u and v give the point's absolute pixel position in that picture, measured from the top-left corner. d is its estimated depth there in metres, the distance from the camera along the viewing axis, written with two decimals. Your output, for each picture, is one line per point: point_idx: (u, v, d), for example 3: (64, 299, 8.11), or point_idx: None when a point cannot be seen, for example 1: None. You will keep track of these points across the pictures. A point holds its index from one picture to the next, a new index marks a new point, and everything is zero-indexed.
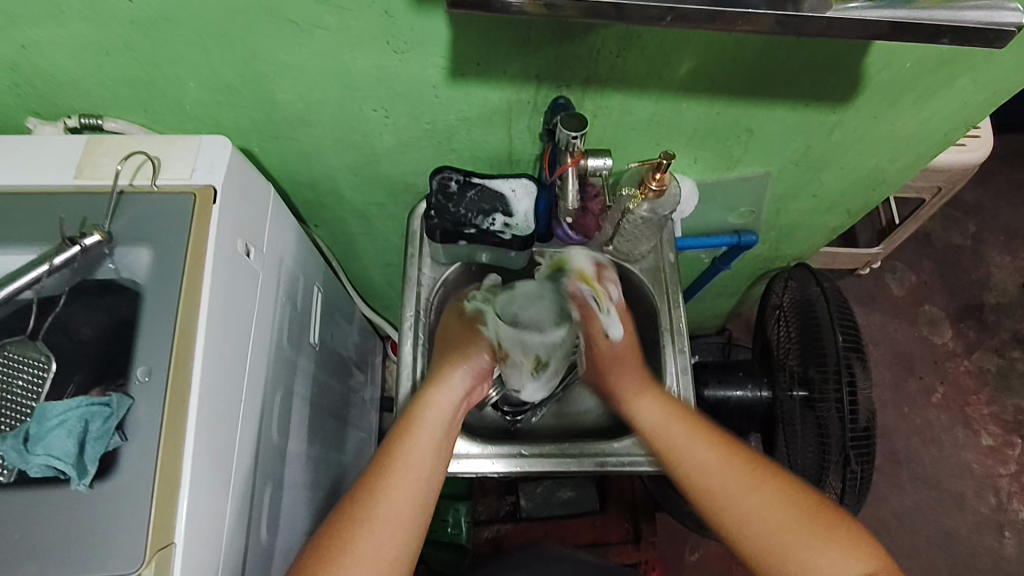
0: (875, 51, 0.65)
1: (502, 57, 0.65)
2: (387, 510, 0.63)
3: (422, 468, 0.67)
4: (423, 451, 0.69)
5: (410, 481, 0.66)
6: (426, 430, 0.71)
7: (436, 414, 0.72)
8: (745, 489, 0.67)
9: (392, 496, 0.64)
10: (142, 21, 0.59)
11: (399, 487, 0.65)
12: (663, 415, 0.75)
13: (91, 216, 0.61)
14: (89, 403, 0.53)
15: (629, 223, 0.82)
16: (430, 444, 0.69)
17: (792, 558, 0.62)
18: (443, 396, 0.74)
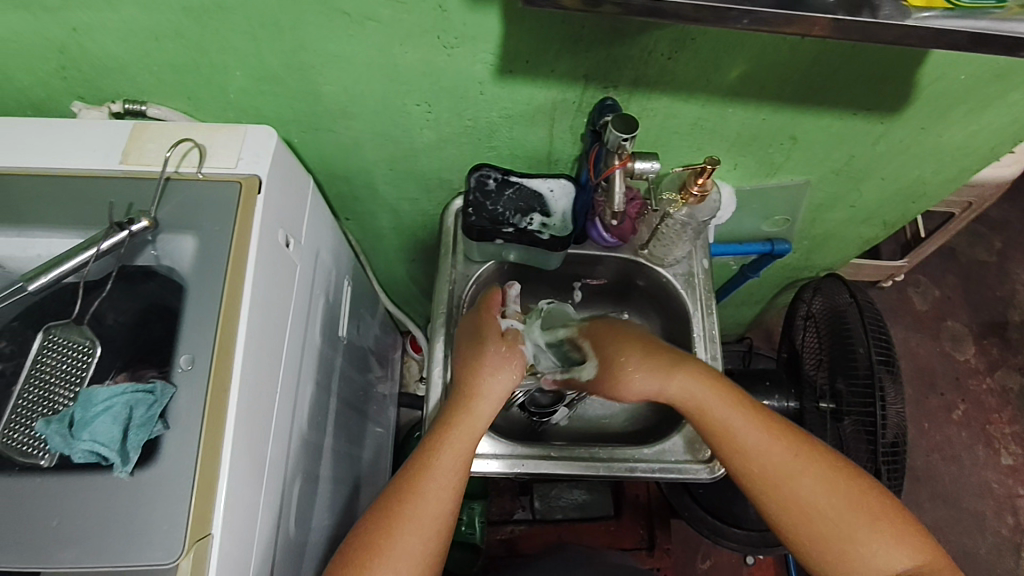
0: (932, 60, 0.64)
1: (552, 55, 0.64)
2: (429, 510, 0.63)
3: (461, 466, 0.67)
4: (463, 451, 0.68)
5: (454, 478, 0.66)
6: (459, 438, 0.68)
7: (480, 414, 0.70)
8: (800, 476, 0.65)
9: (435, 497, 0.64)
10: (194, 8, 0.59)
11: (441, 485, 0.65)
12: (698, 392, 0.69)
13: (137, 202, 0.62)
14: (134, 390, 0.54)
15: (667, 227, 0.82)
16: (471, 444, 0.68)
17: (841, 551, 0.62)
18: (486, 394, 0.71)
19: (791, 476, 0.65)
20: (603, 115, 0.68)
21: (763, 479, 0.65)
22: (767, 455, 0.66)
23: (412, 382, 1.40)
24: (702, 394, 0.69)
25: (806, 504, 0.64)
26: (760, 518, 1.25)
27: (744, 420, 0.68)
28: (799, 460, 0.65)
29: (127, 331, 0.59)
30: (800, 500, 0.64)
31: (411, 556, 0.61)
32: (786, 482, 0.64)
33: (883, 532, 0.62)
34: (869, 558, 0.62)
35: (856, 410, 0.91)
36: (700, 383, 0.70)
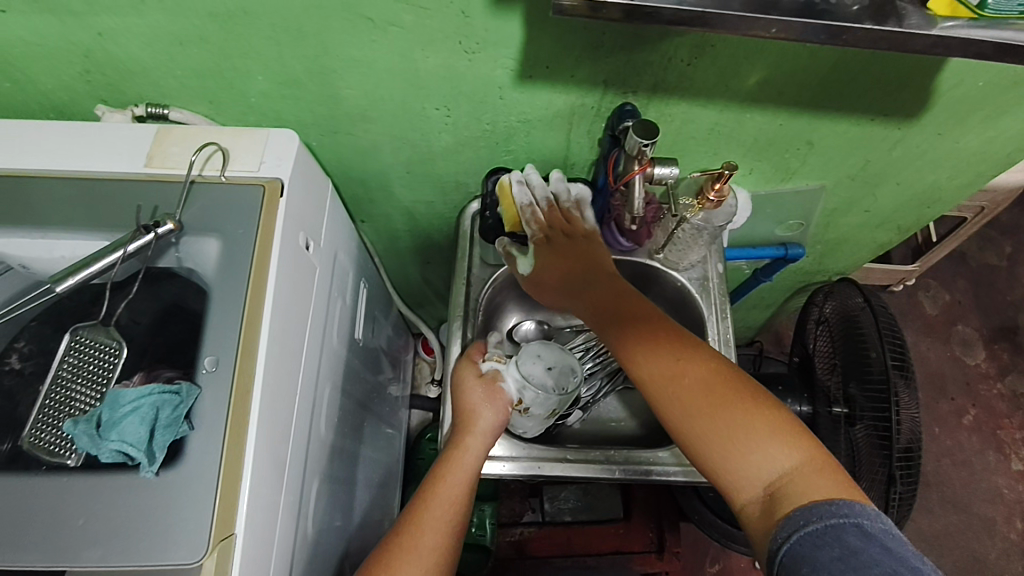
0: (950, 67, 0.65)
1: (572, 61, 0.65)
2: (423, 557, 0.62)
3: (454, 510, 0.67)
4: (456, 492, 0.68)
5: (443, 524, 0.65)
6: (454, 475, 0.69)
7: (473, 452, 0.71)
8: (680, 375, 0.65)
9: (427, 545, 0.63)
10: (220, 14, 0.60)
11: (432, 532, 0.64)
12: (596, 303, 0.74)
13: (162, 205, 0.62)
14: (161, 390, 0.54)
15: (683, 232, 0.83)
16: (462, 487, 0.69)
17: (712, 438, 0.61)
18: (477, 433, 0.73)
19: (682, 370, 0.66)
20: (623, 119, 0.69)
21: (651, 375, 0.67)
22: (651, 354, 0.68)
23: (423, 384, 1.40)
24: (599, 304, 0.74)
25: (687, 400, 0.64)
26: None
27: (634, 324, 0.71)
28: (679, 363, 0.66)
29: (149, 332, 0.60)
30: (684, 393, 0.64)
31: None
32: (667, 377, 0.66)
33: (757, 430, 0.60)
34: (747, 456, 0.59)
35: (870, 415, 0.91)
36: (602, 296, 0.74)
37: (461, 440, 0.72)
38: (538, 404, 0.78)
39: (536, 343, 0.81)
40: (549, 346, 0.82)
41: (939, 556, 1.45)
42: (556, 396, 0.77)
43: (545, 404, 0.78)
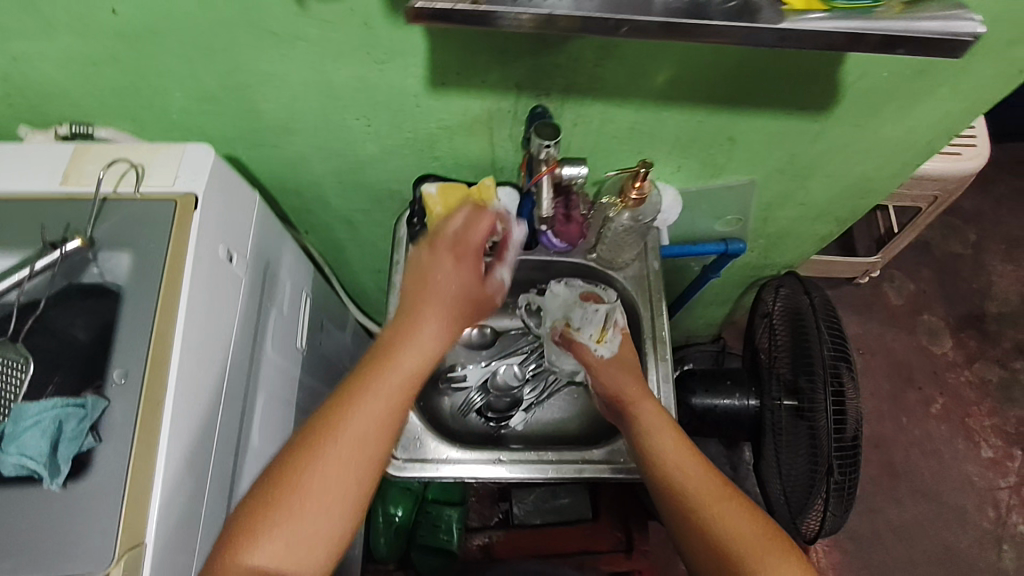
0: (851, 62, 0.65)
1: (480, 68, 0.65)
2: (330, 456, 0.60)
3: (362, 441, 0.62)
4: (378, 387, 0.63)
5: (356, 423, 0.62)
6: (373, 396, 0.63)
7: (412, 342, 0.66)
8: (720, 510, 0.66)
9: (336, 443, 0.60)
10: (127, 33, 0.61)
11: (344, 431, 0.61)
12: (656, 420, 0.74)
13: (74, 220, 0.63)
14: (65, 404, 0.54)
15: (612, 229, 0.84)
16: (385, 379, 0.64)
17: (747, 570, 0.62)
18: (406, 349, 0.65)
19: (720, 507, 0.66)
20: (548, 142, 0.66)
21: (689, 502, 0.67)
22: (695, 482, 0.69)
23: None
24: (660, 424, 0.74)
25: (728, 531, 0.64)
26: None
27: (685, 450, 0.72)
28: (724, 490, 0.68)
29: (52, 343, 0.59)
30: (722, 527, 0.65)
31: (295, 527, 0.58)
32: (711, 502, 0.67)
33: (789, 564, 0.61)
34: None
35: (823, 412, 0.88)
36: (662, 418, 0.74)
37: (405, 325, 0.67)
38: (587, 323, 0.84)
39: (579, 281, 0.89)
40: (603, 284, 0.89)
41: (911, 548, 1.45)
42: (598, 315, 0.83)
43: (593, 322, 0.84)
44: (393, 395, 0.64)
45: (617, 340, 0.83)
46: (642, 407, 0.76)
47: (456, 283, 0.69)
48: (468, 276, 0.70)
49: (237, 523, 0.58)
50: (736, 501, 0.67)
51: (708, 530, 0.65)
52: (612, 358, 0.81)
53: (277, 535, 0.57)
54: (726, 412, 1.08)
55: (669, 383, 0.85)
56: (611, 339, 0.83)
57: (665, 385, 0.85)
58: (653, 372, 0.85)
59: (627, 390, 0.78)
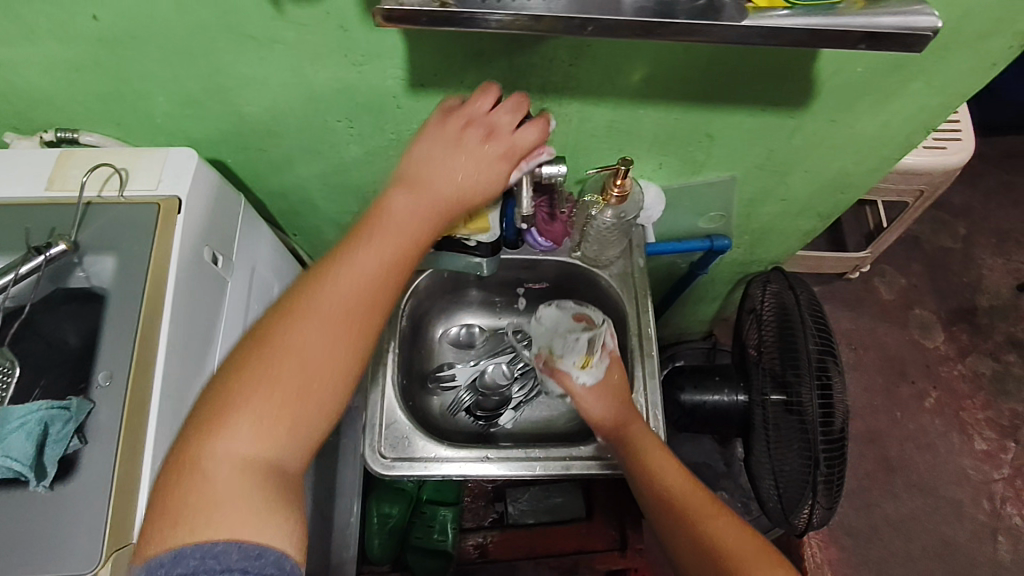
0: (824, 58, 0.66)
1: (458, 69, 0.66)
2: (303, 334, 0.56)
3: (351, 304, 0.58)
4: (354, 264, 0.59)
5: (332, 300, 0.57)
6: (367, 254, 0.60)
7: (392, 213, 0.62)
8: (711, 523, 0.67)
9: (310, 322, 0.56)
10: (108, 39, 0.62)
11: (319, 309, 0.57)
12: (643, 440, 0.75)
13: (58, 225, 0.64)
14: (48, 406, 0.55)
15: (595, 227, 0.85)
16: (366, 255, 0.59)
17: None
18: (403, 210, 0.62)
19: (711, 522, 0.67)
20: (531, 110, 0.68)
21: (682, 520, 0.68)
22: (684, 495, 0.70)
23: None
24: (646, 444, 0.74)
25: (721, 545, 0.65)
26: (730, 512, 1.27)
27: (672, 468, 0.72)
28: (711, 506, 0.69)
29: (37, 346, 0.60)
30: (714, 542, 0.65)
31: (277, 387, 0.54)
32: (701, 519, 0.67)
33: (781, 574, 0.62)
34: None
35: (810, 403, 0.89)
36: (649, 438, 0.75)
37: (384, 200, 0.63)
38: (570, 350, 0.83)
39: (570, 302, 0.91)
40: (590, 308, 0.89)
41: (906, 541, 1.45)
42: (581, 342, 0.82)
43: (575, 348, 0.83)
44: (376, 271, 0.59)
45: (604, 365, 0.81)
46: (632, 427, 0.76)
47: (457, 168, 0.63)
48: (479, 162, 0.63)
49: (203, 411, 0.54)
50: (724, 517, 0.68)
51: (702, 547, 0.65)
52: (596, 385, 0.80)
53: (254, 400, 0.53)
54: (715, 407, 1.09)
55: (656, 379, 0.86)
56: (597, 364, 0.81)
57: (650, 381, 0.85)
58: (640, 368, 0.86)
59: (616, 411, 0.77)
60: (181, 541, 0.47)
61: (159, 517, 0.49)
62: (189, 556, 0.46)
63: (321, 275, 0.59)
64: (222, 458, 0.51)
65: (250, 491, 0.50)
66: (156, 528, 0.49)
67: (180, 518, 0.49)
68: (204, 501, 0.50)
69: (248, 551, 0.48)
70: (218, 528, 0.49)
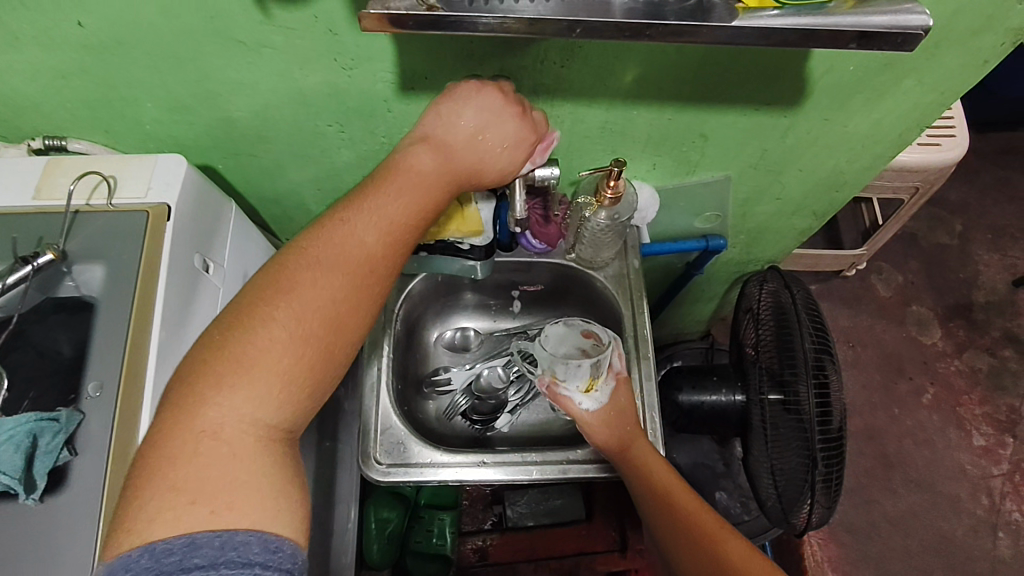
0: (816, 56, 0.66)
1: (448, 71, 0.66)
2: (317, 292, 0.55)
3: (362, 261, 0.58)
4: (368, 222, 0.59)
5: (346, 259, 0.57)
6: (382, 208, 0.59)
7: (412, 171, 0.61)
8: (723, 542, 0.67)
9: (324, 280, 0.56)
10: (94, 45, 0.61)
11: (333, 268, 0.56)
12: (650, 462, 0.74)
13: (46, 234, 0.64)
14: (38, 418, 0.54)
15: (589, 229, 0.85)
16: (382, 213, 0.59)
17: None
18: (419, 167, 0.61)
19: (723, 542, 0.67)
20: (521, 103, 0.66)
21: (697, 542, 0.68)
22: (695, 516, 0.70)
23: None
24: (652, 466, 0.74)
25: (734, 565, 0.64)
26: (729, 513, 1.28)
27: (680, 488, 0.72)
28: (719, 527, 0.69)
29: (25, 357, 0.59)
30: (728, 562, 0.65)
31: (287, 337, 0.53)
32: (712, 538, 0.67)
33: None
34: None
35: (808, 401, 0.89)
36: (657, 459, 0.74)
37: (400, 161, 0.62)
38: (572, 376, 0.78)
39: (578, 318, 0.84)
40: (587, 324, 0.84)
41: (905, 537, 1.45)
42: (585, 365, 0.77)
43: (578, 375, 0.78)
44: (392, 227, 0.59)
45: (609, 388, 0.79)
46: (638, 451, 0.75)
47: (478, 136, 0.63)
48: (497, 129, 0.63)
49: (198, 373, 0.51)
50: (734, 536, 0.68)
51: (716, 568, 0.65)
52: (600, 410, 0.77)
53: (265, 351, 0.52)
54: (712, 408, 1.08)
55: (652, 381, 0.85)
56: (602, 388, 0.78)
57: (647, 383, 0.85)
58: (637, 370, 0.85)
59: (622, 434, 0.76)
60: (196, 514, 0.45)
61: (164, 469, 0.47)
62: (208, 545, 0.44)
63: (333, 231, 0.58)
64: (231, 423, 0.50)
65: (262, 458, 0.50)
66: (153, 511, 0.45)
67: (186, 489, 0.47)
68: (218, 475, 0.48)
69: (267, 541, 0.46)
70: (234, 512, 0.47)
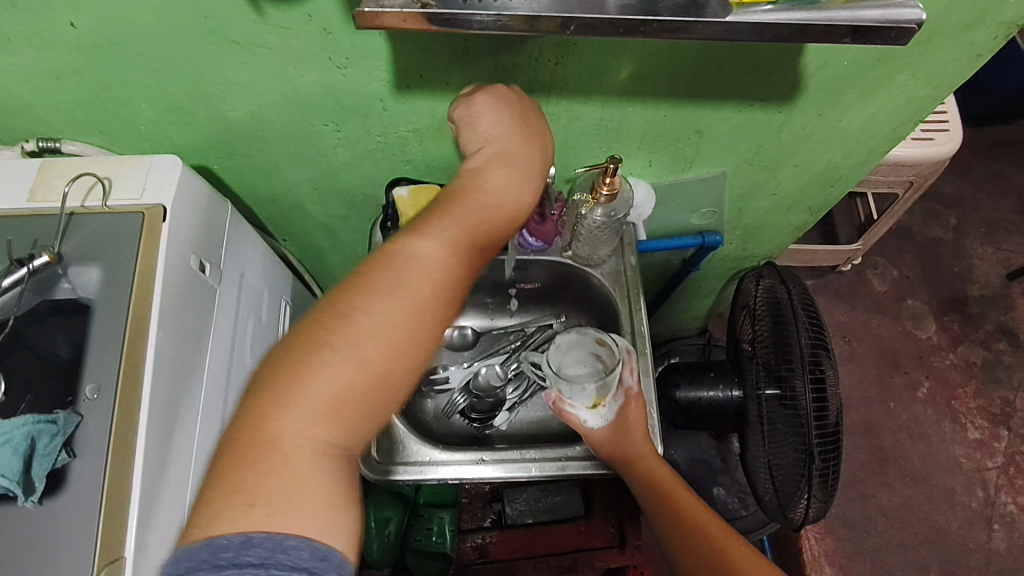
0: (809, 51, 0.66)
1: (443, 69, 0.66)
2: (389, 317, 0.53)
3: (430, 278, 0.55)
4: (440, 243, 0.56)
5: (421, 283, 0.55)
6: (446, 223, 0.57)
7: (475, 184, 0.59)
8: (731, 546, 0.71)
9: (395, 302, 0.53)
10: (88, 46, 0.61)
11: (406, 292, 0.54)
12: (657, 474, 0.78)
13: (41, 237, 0.63)
14: (36, 420, 0.53)
15: (586, 226, 0.85)
16: (454, 237, 0.57)
17: None
18: (481, 180, 0.59)
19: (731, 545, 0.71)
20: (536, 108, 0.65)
21: (702, 547, 0.72)
22: (703, 522, 0.74)
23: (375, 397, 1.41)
24: (659, 477, 0.78)
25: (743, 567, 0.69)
26: (726, 508, 1.29)
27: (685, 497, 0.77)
28: (726, 533, 0.73)
29: (23, 360, 0.59)
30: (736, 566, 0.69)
31: (354, 357, 0.51)
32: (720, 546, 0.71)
33: None
34: None
35: (804, 395, 0.89)
36: (664, 470, 0.78)
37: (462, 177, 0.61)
38: (578, 397, 0.80)
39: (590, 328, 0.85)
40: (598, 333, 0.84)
41: (900, 530, 1.46)
42: (591, 385, 0.79)
43: (584, 395, 0.80)
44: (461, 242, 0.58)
45: (616, 406, 0.80)
46: (643, 462, 0.78)
47: (535, 153, 0.62)
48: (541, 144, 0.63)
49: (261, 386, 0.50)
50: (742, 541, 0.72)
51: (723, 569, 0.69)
52: (604, 428, 0.79)
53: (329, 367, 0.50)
54: (710, 404, 1.09)
55: (650, 378, 0.85)
56: (609, 405, 0.79)
57: (645, 379, 0.85)
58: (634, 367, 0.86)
59: (628, 447, 0.78)
60: (253, 518, 0.44)
61: (223, 483, 0.46)
62: (260, 545, 0.43)
63: (403, 250, 0.55)
64: (291, 437, 0.48)
65: (320, 476, 0.48)
66: (214, 510, 0.45)
67: (246, 501, 0.45)
68: (273, 486, 0.46)
69: (316, 551, 0.44)
70: (286, 518, 0.45)
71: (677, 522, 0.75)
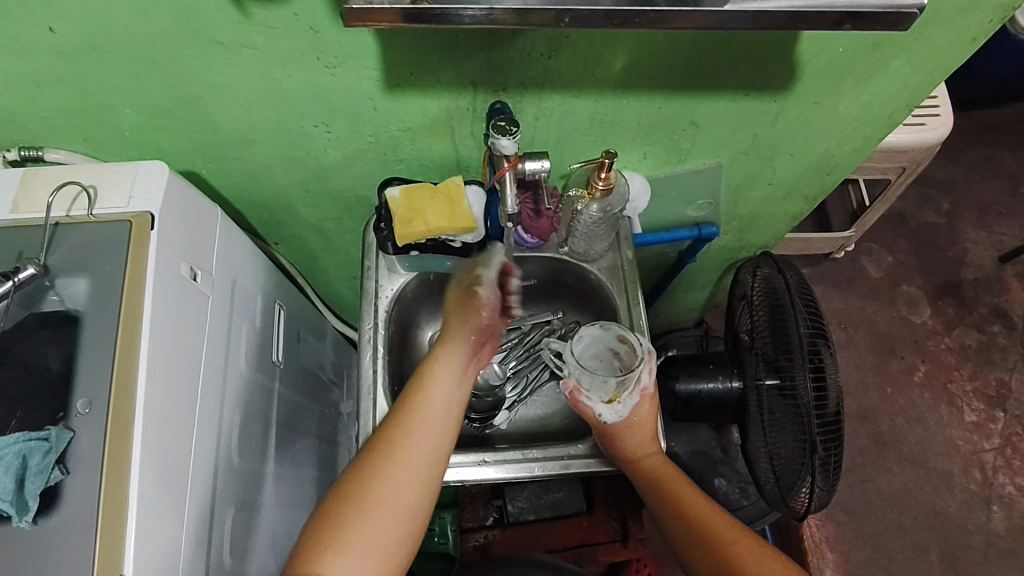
0: (804, 38, 0.65)
1: (434, 66, 0.64)
2: (412, 482, 0.62)
3: (422, 454, 0.63)
4: (440, 408, 0.66)
5: (432, 447, 0.64)
6: (429, 407, 0.66)
7: (442, 379, 0.68)
8: (729, 534, 0.72)
9: (415, 469, 0.62)
10: (68, 51, 0.59)
11: (420, 458, 0.63)
12: (660, 473, 0.79)
13: (27, 249, 0.62)
14: (28, 437, 0.53)
15: (582, 222, 0.84)
16: (446, 403, 0.67)
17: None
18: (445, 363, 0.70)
19: (730, 535, 0.72)
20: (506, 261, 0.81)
21: (701, 541, 0.73)
22: (704, 514, 0.75)
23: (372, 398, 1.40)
24: (660, 475, 0.79)
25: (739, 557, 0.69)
26: (728, 499, 1.29)
27: (689, 491, 0.78)
28: (727, 523, 0.73)
29: (12, 376, 0.58)
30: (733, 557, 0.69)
31: (371, 539, 0.58)
32: (719, 541, 0.71)
33: (786, 563, 0.68)
34: None
35: (805, 387, 0.89)
36: (666, 467, 0.80)
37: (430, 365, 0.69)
38: (596, 389, 0.80)
39: (615, 324, 0.82)
40: (617, 325, 0.83)
41: (900, 514, 1.47)
42: (611, 379, 0.79)
43: (601, 388, 0.80)
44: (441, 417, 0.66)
45: (632, 403, 0.78)
46: (650, 462, 0.79)
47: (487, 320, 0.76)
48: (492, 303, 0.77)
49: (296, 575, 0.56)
50: (743, 532, 0.72)
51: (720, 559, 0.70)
52: (619, 423, 0.78)
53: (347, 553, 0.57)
54: (710, 396, 1.09)
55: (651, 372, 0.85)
56: (625, 401, 0.78)
57: None
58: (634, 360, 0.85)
59: (637, 447, 0.79)
60: None
61: None
62: None
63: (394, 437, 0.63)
64: None
65: None
66: None
67: None
68: None
69: None
70: None
71: (679, 517, 0.76)
